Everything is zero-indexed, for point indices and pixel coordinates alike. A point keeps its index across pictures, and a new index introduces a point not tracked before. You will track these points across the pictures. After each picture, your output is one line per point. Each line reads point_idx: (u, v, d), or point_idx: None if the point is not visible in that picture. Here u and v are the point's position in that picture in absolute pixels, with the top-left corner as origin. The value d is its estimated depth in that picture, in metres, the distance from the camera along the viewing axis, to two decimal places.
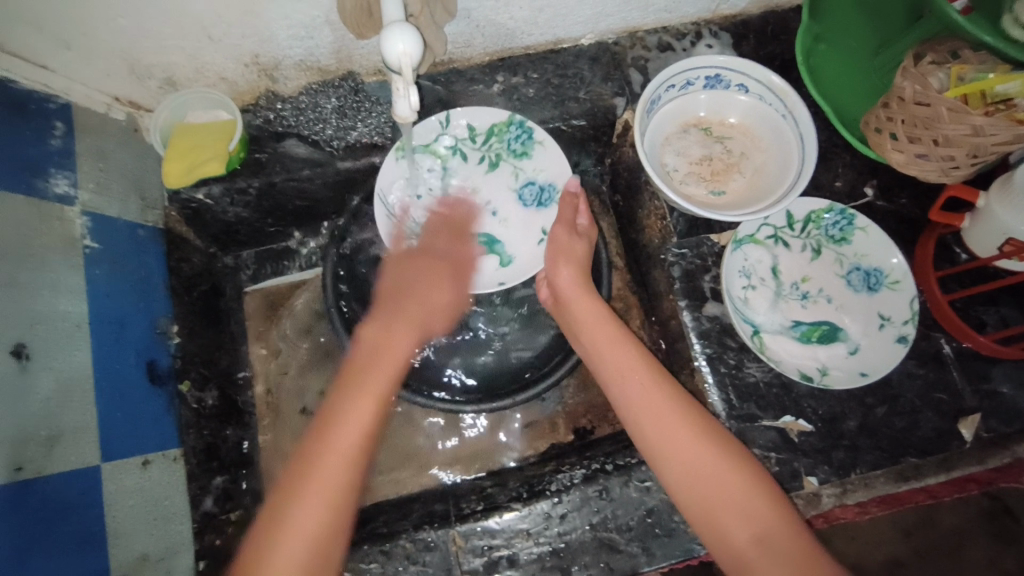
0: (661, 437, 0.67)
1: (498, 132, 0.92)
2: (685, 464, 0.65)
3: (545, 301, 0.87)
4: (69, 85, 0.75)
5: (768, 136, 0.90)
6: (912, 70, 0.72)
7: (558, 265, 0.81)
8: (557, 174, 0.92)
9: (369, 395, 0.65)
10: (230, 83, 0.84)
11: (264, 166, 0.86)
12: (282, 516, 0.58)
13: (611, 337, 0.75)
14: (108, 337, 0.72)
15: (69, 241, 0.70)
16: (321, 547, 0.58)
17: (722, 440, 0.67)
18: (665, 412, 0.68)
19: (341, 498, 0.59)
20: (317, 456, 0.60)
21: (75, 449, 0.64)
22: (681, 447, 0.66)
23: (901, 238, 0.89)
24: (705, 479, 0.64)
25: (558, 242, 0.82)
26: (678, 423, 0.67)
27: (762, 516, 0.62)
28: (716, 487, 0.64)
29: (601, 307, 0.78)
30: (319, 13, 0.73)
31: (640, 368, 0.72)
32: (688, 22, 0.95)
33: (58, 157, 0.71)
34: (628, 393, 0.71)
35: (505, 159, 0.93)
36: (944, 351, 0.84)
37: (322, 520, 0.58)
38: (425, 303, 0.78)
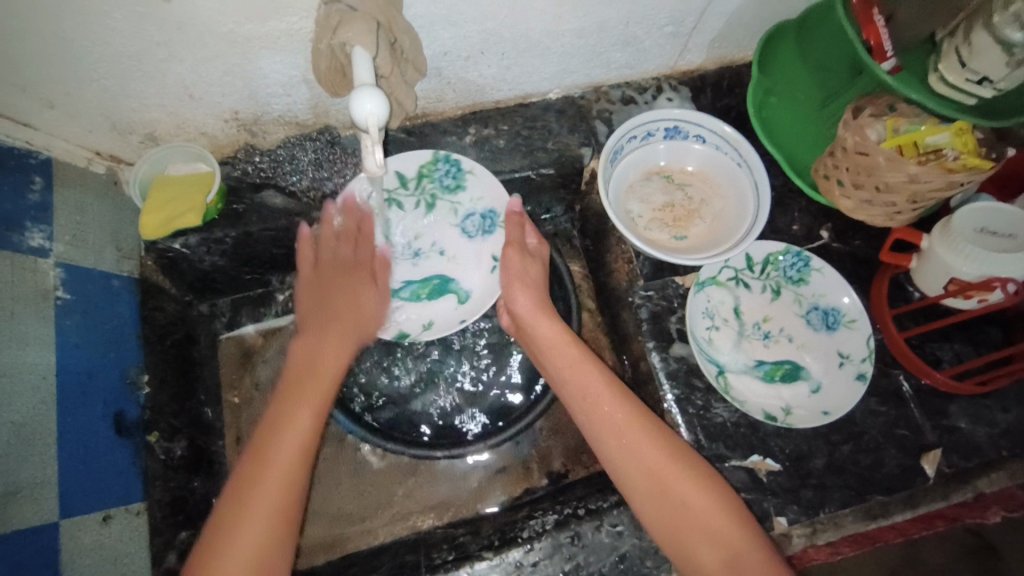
0: (629, 463, 0.70)
1: (428, 173, 0.94)
2: (655, 485, 0.68)
3: (506, 326, 0.90)
4: (50, 141, 0.77)
5: (726, 182, 0.94)
6: (852, 122, 0.77)
7: (514, 289, 0.84)
8: (494, 201, 0.94)
9: (311, 406, 0.71)
10: (209, 136, 0.87)
11: (241, 216, 0.88)
12: (237, 512, 0.63)
13: (574, 367, 0.77)
14: (75, 390, 0.72)
15: (41, 293, 0.71)
16: (264, 538, 0.62)
17: (694, 465, 0.69)
18: (635, 437, 0.70)
19: (292, 487, 0.65)
20: (264, 460, 0.66)
21: (32, 505, 0.64)
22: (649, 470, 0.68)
23: (857, 279, 0.92)
24: (674, 502, 0.67)
25: (511, 267, 0.84)
26: (642, 443, 0.70)
27: (730, 539, 0.65)
28: (686, 510, 0.66)
29: (559, 326, 0.81)
30: (296, 73, 0.77)
31: (606, 394, 0.74)
32: (649, 77, 1.01)
33: (35, 211, 0.73)
34: (598, 416, 0.73)
35: (439, 197, 0.96)
36: (904, 389, 0.87)
37: (269, 516, 0.63)
38: (359, 307, 0.83)
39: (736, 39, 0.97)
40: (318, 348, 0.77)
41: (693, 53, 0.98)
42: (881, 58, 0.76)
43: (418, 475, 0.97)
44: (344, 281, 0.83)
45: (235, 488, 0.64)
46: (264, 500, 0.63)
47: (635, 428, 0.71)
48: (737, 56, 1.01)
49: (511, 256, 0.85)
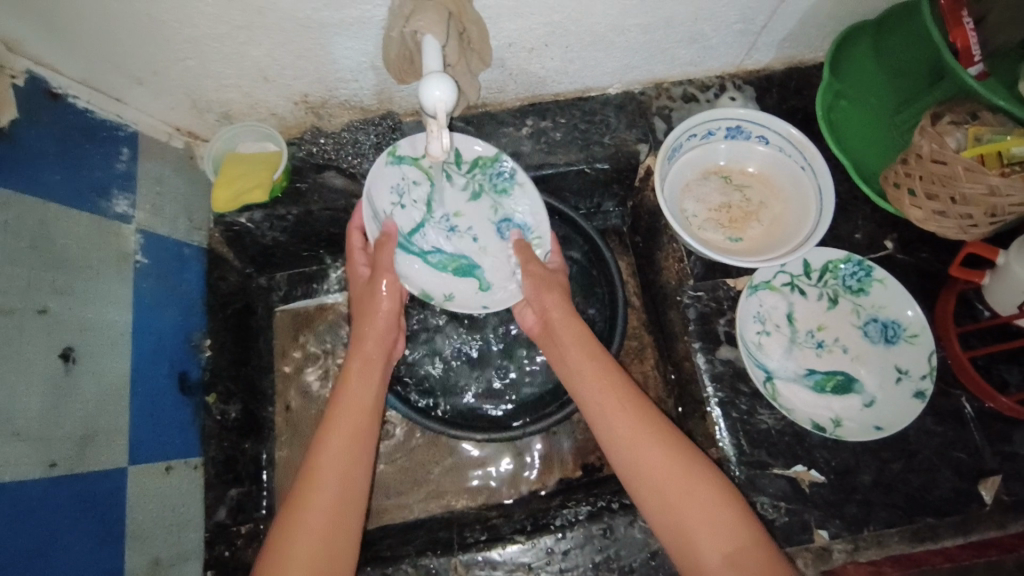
0: (638, 469, 0.69)
1: (483, 164, 0.90)
2: (657, 486, 0.68)
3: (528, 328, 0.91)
4: (137, 115, 0.82)
5: (787, 186, 0.92)
6: (930, 128, 0.74)
7: (541, 293, 0.84)
8: (535, 215, 0.91)
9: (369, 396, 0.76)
10: (279, 117, 0.91)
11: (304, 195, 0.92)
12: (302, 497, 0.66)
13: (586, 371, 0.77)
14: (148, 347, 0.77)
15: (122, 256, 0.76)
16: (345, 508, 0.67)
17: (697, 463, 0.69)
18: (639, 440, 0.70)
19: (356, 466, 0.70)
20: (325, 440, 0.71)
21: (106, 450, 0.68)
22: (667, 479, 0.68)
23: (920, 293, 0.89)
24: (681, 500, 0.66)
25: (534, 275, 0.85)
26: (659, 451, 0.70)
27: (735, 532, 0.64)
28: (687, 509, 0.66)
29: (583, 329, 0.81)
30: (365, 59, 0.80)
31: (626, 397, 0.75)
32: (712, 75, 0.99)
33: (121, 179, 0.78)
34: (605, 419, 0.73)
35: (487, 191, 0.92)
36: (964, 410, 0.83)
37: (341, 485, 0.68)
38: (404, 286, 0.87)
39: (808, 39, 0.94)
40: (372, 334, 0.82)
41: (760, 52, 0.95)
42: (967, 63, 0.73)
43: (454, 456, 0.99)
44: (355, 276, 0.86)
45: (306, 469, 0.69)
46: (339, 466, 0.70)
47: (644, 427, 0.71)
48: (806, 57, 0.98)
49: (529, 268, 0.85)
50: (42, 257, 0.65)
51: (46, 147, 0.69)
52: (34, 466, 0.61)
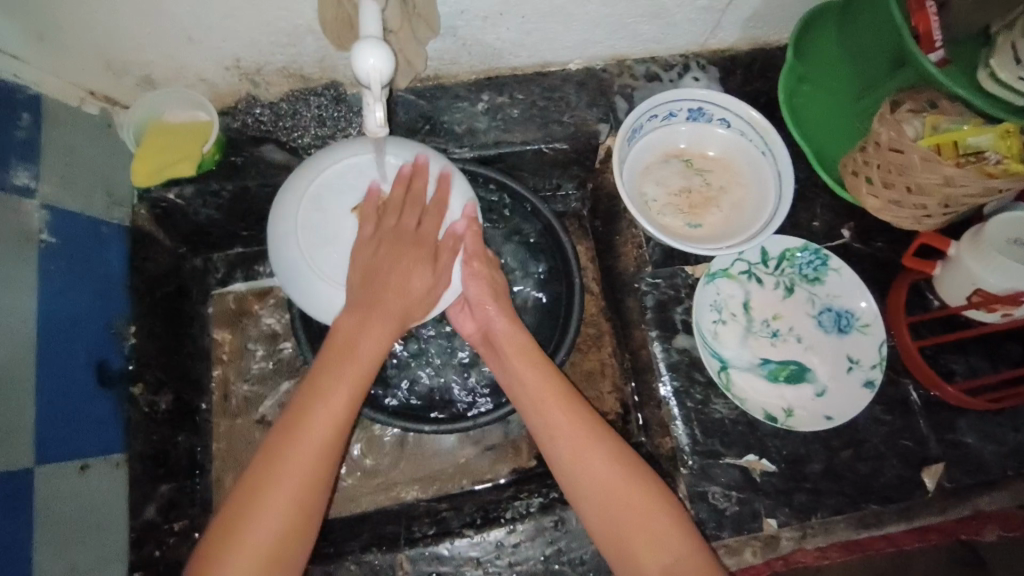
0: (582, 480, 0.67)
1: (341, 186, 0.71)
2: (601, 498, 0.66)
3: (471, 336, 0.80)
4: (40, 76, 0.72)
5: (747, 172, 0.90)
6: (889, 116, 0.72)
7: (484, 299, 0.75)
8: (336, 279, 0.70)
9: (347, 395, 0.65)
10: (210, 84, 0.82)
11: (240, 169, 0.85)
12: (237, 523, 0.60)
13: (535, 376, 0.72)
14: (61, 334, 0.71)
15: (24, 234, 0.68)
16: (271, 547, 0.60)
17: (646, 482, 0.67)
18: (583, 444, 0.68)
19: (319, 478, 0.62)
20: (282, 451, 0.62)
21: (8, 449, 0.62)
22: (599, 483, 0.66)
23: (875, 283, 0.88)
24: (614, 507, 0.65)
25: (481, 277, 0.74)
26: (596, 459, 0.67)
27: (675, 543, 0.63)
28: (626, 518, 0.64)
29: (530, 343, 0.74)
30: (303, 22, 0.73)
31: (562, 406, 0.70)
32: (677, 54, 0.95)
33: (22, 148, 0.69)
34: (546, 423, 0.69)
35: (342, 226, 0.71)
36: (912, 399, 0.84)
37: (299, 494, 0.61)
38: (403, 289, 0.68)
39: (774, 20, 0.91)
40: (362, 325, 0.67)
41: (725, 31, 0.92)
42: (928, 48, 0.72)
43: (407, 448, 0.95)
44: (395, 255, 0.68)
45: (253, 484, 0.61)
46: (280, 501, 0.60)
47: (588, 435, 0.68)
48: (771, 38, 0.95)
49: (474, 266, 0.73)
50: None
51: None
52: None
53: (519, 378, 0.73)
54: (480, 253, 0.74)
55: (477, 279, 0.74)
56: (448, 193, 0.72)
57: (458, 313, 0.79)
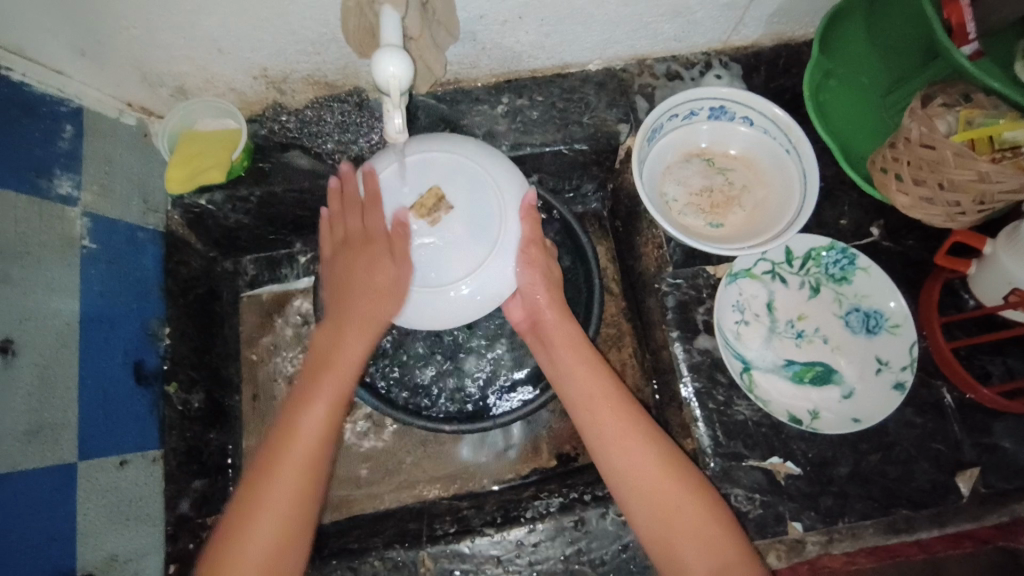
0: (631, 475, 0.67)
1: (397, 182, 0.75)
2: (647, 494, 0.65)
3: (517, 323, 0.81)
4: (82, 90, 0.76)
5: (770, 170, 0.89)
6: (919, 111, 0.71)
7: (535, 289, 0.76)
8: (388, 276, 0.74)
9: (338, 381, 0.70)
10: (239, 93, 0.85)
11: (268, 175, 0.88)
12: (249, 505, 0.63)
13: (585, 372, 0.73)
14: (98, 337, 0.74)
15: (67, 240, 0.72)
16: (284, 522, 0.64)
17: (691, 483, 0.66)
18: (625, 438, 0.68)
19: (315, 476, 0.66)
20: (274, 465, 0.65)
21: (52, 445, 0.65)
22: (644, 480, 0.66)
23: (906, 282, 0.86)
24: (661, 505, 0.65)
25: (534, 265, 0.75)
26: (640, 453, 0.67)
27: (717, 546, 0.63)
28: (668, 514, 0.64)
29: (574, 328, 0.76)
30: (326, 31, 0.75)
31: (608, 397, 0.71)
32: (698, 52, 0.94)
33: (64, 158, 0.72)
34: (600, 426, 0.69)
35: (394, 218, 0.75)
36: (945, 402, 0.81)
37: (291, 496, 0.64)
38: (400, 270, 0.71)
39: (798, 14, 0.89)
40: (361, 308, 0.71)
41: (748, 27, 0.91)
42: (961, 41, 0.70)
43: (429, 446, 0.97)
44: (362, 255, 0.72)
45: (261, 470, 0.65)
46: (286, 478, 0.64)
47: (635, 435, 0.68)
48: (796, 33, 0.94)
49: (529, 254, 0.74)
50: None
51: None
52: None
53: (567, 372, 0.74)
54: (536, 241, 0.75)
55: (529, 266, 0.74)
56: (503, 182, 0.74)
57: (510, 302, 0.80)
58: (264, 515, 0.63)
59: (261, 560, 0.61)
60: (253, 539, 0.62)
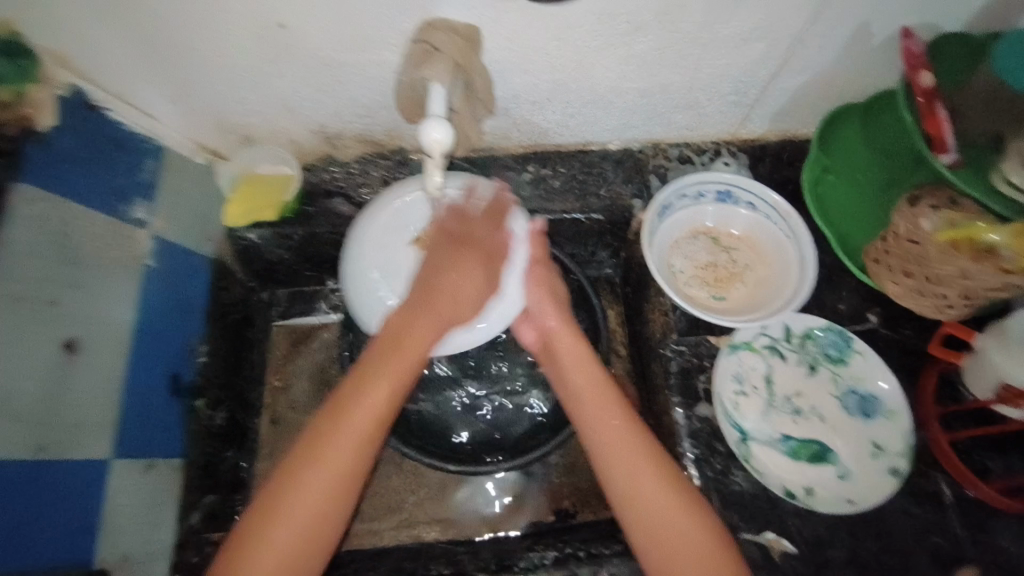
0: (640, 500, 0.69)
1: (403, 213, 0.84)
2: (654, 524, 0.68)
3: (527, 345, 0.85)
4: (164, 131, 0.88)
5: (772, 251, 0.94)
6: (906, 210, 0.76)
7: (545, 305, 0.82)
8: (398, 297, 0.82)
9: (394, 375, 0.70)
10: (296, 144, 0.97)
11: (312, 217, 0.97)
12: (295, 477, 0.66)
13: (602, 399, 0.76)
14: (145, 347, 0.81)
15: (133, 258, 0.80)
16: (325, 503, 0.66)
17: (703, 515, 0.69)
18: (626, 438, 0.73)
19: (345, 491, 0.67)
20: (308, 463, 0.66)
21: (91, 441, 0.71)
22: (650, 505, 0.69)
23: (906, 369, 0.88)
24: (670, 533, 0.68)
25: (541, 282, 0.82)
26: (651, 482, 0.70)
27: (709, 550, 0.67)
28: (677, 545, 0.67)
29: (585, 346, 0.80)
30: (378, 99, 0.86)
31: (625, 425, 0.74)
32: (709, 140, 1.02)
33: (142, 187, 0.83)
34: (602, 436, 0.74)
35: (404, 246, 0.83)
36: (945, 493, 0.82)
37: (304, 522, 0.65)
38: (453, 293, 0.75)
39: (804, 114, 0.98)
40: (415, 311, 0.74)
41: (756, 122, 0.99)
42: (942, 149, 0.74)
43: (430, 487, 0.99)
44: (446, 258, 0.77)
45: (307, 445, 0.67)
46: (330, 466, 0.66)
47: (636, 443, 0.72)
48: (802, 130, 1.02)
49: (534, 273, 0.82)
50: (56, 250, 0.70)
51: (77, 151, 0.74)
52: (21, 450, 0.63)
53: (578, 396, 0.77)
54: (540, 260, 0.83)
55: (536, 285, 0.82)
56: (505, 210, 0.81)
57: (520, 325, 0.85)
58: (293, 510, 0.65)
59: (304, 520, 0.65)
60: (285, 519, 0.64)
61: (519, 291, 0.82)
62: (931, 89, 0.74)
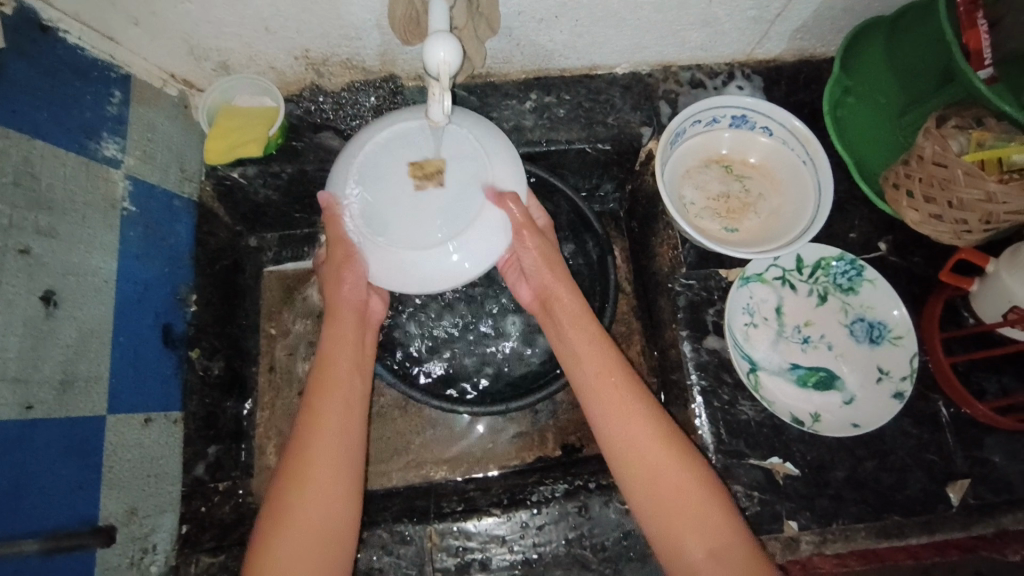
0: (638, 457, 0.68)
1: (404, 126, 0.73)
2: (653, 476, 0.67)
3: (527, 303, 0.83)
4: (131, 58, 0.79)
5: (786, 180, 0.92)
6: (934, 131, 0.73)
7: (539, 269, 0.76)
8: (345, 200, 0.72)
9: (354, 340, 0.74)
10: (279, 72, 0.88)
11: (300, 154, 0.90)
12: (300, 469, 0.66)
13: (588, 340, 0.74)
14: (130, 298, 0.76)
15: (110, 203, 0.74)
16: (332, 478, 0.66)
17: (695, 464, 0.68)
18: (626, 411, 0.70)
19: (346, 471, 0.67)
20: (292, 504, 0.64)
21: (86, 397, 0.67)
22: (644, 456, 0.68)
23: (909, 297, 0.89)
24: (672, 491, 0.66)
25: (538, 247, 0.75)
26: (641, 430, 0.69)
27: (708, 509, 0.66)
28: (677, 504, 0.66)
29: (577, 301, 0.76)
30: (370, 17, 0.78)
31: (616, 373, 0.72)
32: (722, 63, 0.97)
33: (112, 123, 0.75)
34: (601, 401, 0.71)
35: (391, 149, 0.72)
36: (941, 415, 0.84)
37: (323, 501, 0.65)
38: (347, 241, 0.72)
39: (822, 32, 0.93)
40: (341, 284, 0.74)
41: (772, 41, 0.94)
42: (977, 66, 0.73)
43: (437, 427, 0.99)
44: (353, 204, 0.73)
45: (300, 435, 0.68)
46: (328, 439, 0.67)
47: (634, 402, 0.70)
48: (818, 50, 0.97)
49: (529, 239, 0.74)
50: (27, 195, 0.63)
51: (32, 81, 0.66)
52: (11, 407, 0.59)
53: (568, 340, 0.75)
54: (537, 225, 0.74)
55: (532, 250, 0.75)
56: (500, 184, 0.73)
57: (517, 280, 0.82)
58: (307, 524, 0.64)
59: (324, 500, 0.65)
60: (303, 512, 0.64)
61: (471, 263, 0.72)
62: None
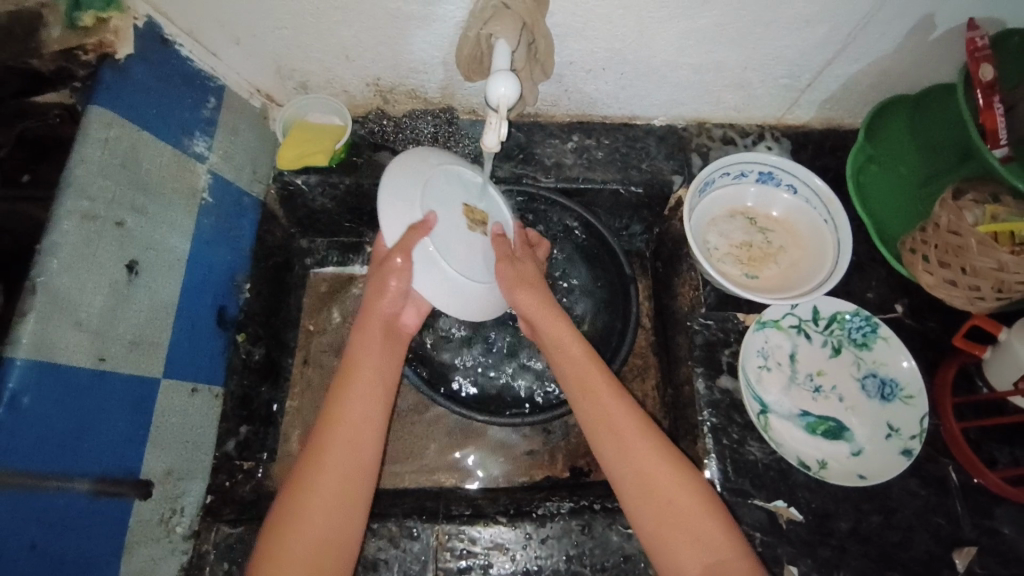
0: (641, 479, 0.71)
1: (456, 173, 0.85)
2: (653, 499, 0.70)
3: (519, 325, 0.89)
4: (227, 72, 0.90)
5: (807, 236, 0.97)
6: (950, 201, 0.78)
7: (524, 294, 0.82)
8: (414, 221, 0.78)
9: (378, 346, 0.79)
10: (350, 95, 0.98)
11: (359, 168, 0.99)
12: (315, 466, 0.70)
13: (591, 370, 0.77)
14: (197, 277, 0.84)
15: (192, 192, 0.83)
16: (346, 475, 0.70)
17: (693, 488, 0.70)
18: (633, 443, 0.73)
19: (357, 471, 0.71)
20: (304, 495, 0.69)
21: (147, 360, 0.74)
22: (642, 478, 0.71)
23: (923, 359, 0.92)
24: (669, 514, 0.69)
25: (532, 286, 0.83)
26: (641, 451, 0.72)
27: (709, 534, 0.68)
28: (676, 525, 0.68)
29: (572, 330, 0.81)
30: (438, 55, 0.88)
31: (613, 403, 0.75)
32: (753, 124, 1.05)
33: (204, 124, 0.85)
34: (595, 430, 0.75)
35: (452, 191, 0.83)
36: (950, 479, 0.85)
37: (333, 495, 0.69)
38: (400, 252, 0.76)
39: (849, 104, 1.00)
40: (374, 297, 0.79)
41: (802, 109, 1.01)
42: (994, 144, 0.78)
43: (453, 436, 1.03)
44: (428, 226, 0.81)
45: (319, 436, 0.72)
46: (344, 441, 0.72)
47: (634, 434, 0.73)
48: (845, 120, 1.04)
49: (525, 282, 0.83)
50: (128, 176, 0.72)
51: (147, 82, 0.76)
52: (86, 356, 0.66)
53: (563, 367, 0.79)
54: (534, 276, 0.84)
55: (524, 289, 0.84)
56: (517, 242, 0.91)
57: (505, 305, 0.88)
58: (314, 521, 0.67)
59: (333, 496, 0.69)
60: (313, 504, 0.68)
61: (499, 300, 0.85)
62: (990, 84, 0.77)
